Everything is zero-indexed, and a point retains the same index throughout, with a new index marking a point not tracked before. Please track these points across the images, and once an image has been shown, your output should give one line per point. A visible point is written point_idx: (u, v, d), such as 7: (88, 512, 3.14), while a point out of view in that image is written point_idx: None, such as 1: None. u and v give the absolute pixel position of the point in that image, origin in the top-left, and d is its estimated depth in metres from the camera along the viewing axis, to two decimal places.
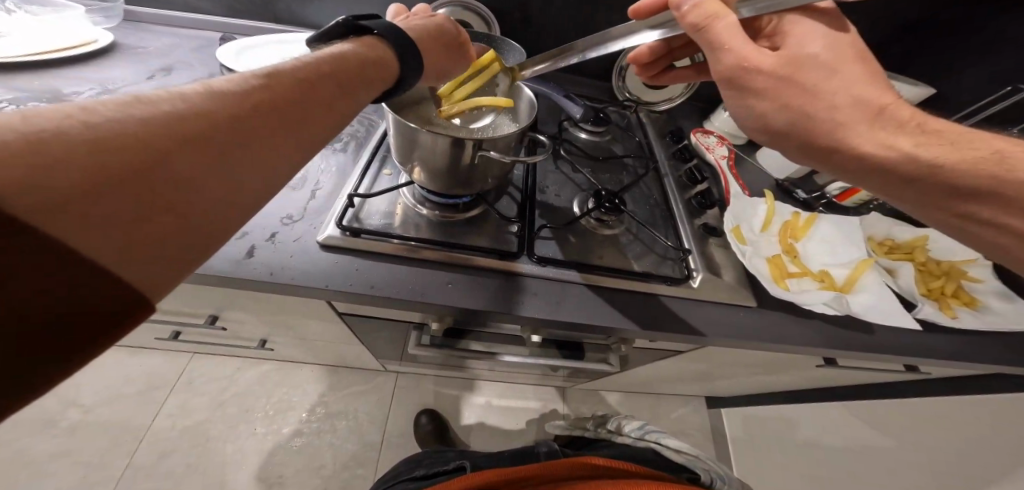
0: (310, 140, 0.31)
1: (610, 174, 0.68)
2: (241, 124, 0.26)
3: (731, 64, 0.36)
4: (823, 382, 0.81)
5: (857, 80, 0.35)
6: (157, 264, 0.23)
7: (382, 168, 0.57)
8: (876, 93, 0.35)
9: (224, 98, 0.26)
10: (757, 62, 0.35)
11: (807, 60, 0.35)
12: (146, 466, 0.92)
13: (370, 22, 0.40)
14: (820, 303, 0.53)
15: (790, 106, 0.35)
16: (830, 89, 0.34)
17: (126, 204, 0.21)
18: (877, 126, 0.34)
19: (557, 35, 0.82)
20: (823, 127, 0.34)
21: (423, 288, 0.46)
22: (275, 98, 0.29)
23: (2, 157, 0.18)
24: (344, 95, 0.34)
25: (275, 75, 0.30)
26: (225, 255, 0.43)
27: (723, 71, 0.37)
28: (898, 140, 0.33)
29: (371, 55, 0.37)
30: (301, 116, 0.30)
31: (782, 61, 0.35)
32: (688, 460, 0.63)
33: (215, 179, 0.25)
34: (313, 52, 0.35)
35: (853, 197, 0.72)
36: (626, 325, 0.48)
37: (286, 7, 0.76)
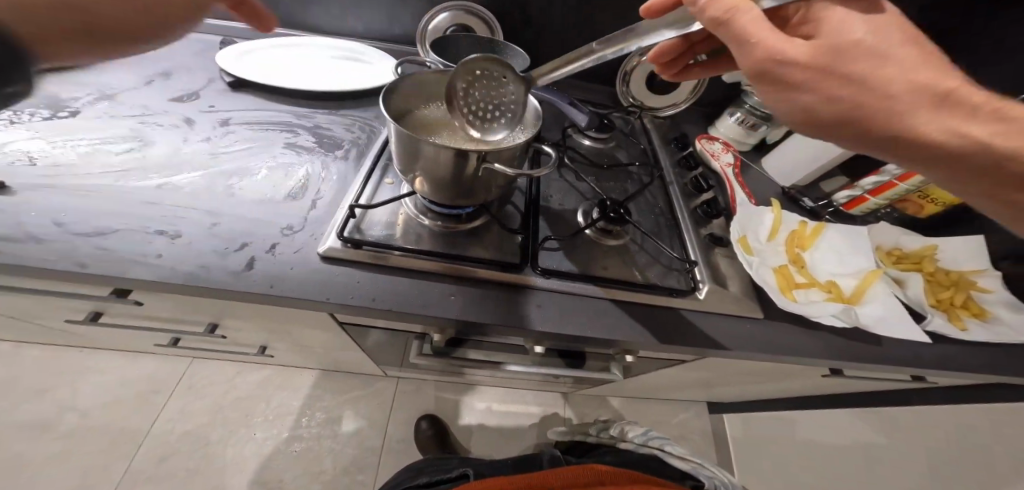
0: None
1: (615, 182, 0.67)
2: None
3: (762, 57, 0.33)
4: (827, 390, 0.80)
5: (907, 64, 0.32)
6: None
7: (384, 176, 0.56)
8: (933, 77, 0.32)
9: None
10: (795, 55, 0.33)
11: (852, 47, 0.33)
12: (145, 471, 0.92)
13: None
14: (829, 315, 0.52)
15: (839, 100, 0.33)
16: (886, 76, 0.32)
17: None
18: (932, 112, 0.32)
19: (561, 40, 0.81)
20: (875, 119, 0.32)
21: (425, 301, 0.45)
22: None
23: None
24: None
25: None
26: (224, 268, 0.42)
27: (752, 66, 0.34)
28: (951, 127, 0.32)
29: None
30: None
31: (818, 52, 0.33)
32: (693, 467, 0.62)
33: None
34: None
35: (861, 206, 0.72)
36: (631, 338, 0.47)
37: (288, 10, 0.76)
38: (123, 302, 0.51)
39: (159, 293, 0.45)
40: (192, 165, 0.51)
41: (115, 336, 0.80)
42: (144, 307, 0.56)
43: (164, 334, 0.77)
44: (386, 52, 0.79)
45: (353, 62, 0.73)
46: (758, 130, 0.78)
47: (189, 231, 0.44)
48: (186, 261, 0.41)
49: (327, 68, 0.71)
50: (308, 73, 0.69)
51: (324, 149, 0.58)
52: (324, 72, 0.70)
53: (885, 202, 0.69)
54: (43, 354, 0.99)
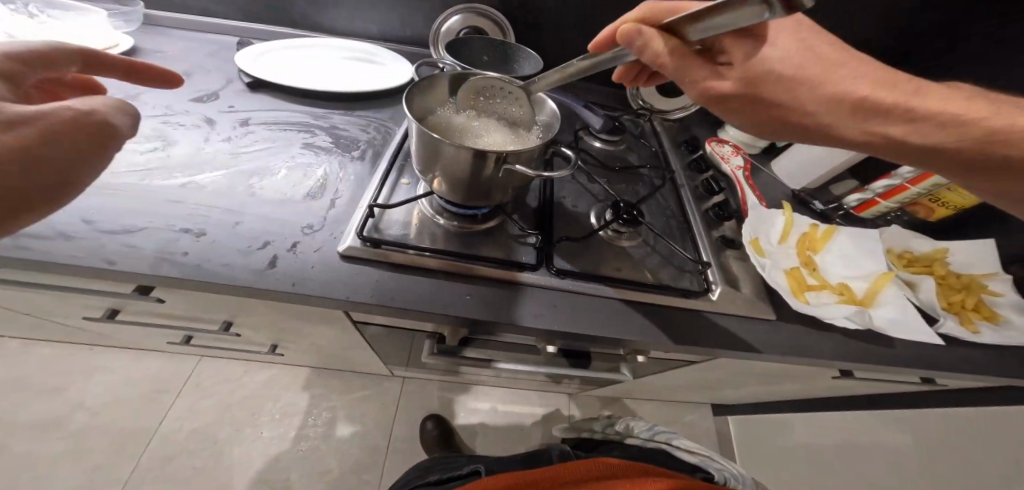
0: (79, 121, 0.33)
1: (626, 184, 0.67)
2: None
3: (697, 95, 0.38)
4: (835, 392, 0.80)
5: (824, 79, 0.36)
6: None
7: (400, 177, 0.57)
8: (853, 81, 0.36)
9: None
10: (731, 86, 0.37)
11: (771, 76, 0.36)
12: (154, 469, 0.92)
13: None
14: (842, 317, 0.53)
15: (781, 117, 0.37)
16: (806, 98, 0.36)
17: None
18: (853, 117, 0.36)
19: (572, 42, 0.82)
20: (804, 131, 0.37)
21: (442, 300, 0.45)
22: None
23: None
24: None
25: None
26: (247, 265, 0.42)
27: (692, 100, 0.38)
28: (876, 126, 0.36)
29: None
30: None
31: (741, 84, 0.37)
32: (702, 460, 0.63)
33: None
34: None
35: (871, 209, 0.72)
36: (646, 338, 0.48)
37: (303, 12, 0.77)
38: (144, 299, 0.52)
39: (182, 291, 0.46)
40: (214, 164, 0.51)
41: (126, 334, 0.81)
42: (162, 305, 0.57)
43: (176, 332, 0.77)
44: (399, 54, 0.80)
45: (367, 63, 0.74)
46: None
47: (213, 229, 0.44)
48: (210, 258, 0.42)
49: (342, 70, 0.71)
50: (324, 74, 0.69)
51: (341, 149, 0.58)
52: (339, 73, 0.70)
53: (896, 206, 0.69)
54: (52, 353, 1.00)
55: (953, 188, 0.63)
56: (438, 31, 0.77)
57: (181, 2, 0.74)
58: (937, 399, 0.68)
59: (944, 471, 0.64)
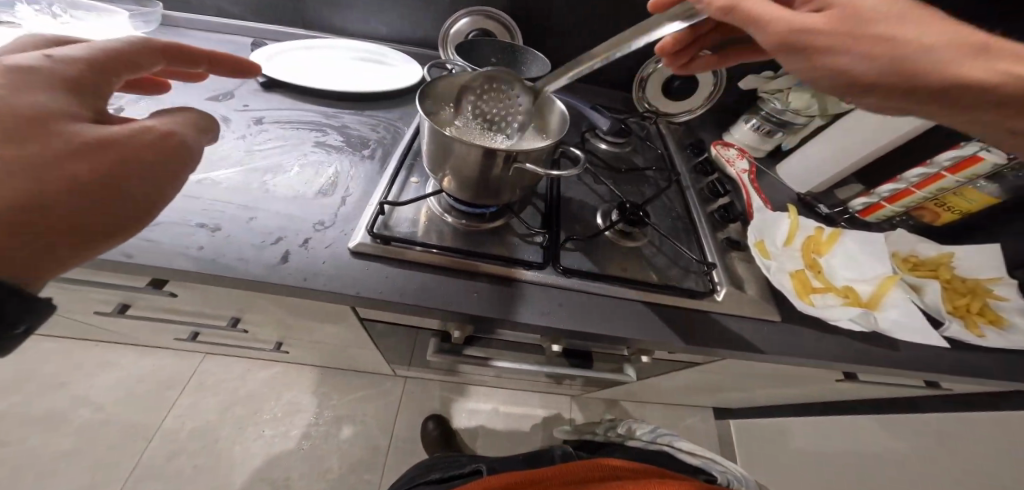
0: (155, 143, 0.32)
1: (632, 185, 0.68)
2: (28, 122, 0.29)
3: (786, 29, 0.33)
4: (837, 396, 0.80)
5: (934, 20, 0.32)
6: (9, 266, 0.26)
7: (410, 176, 0.57)
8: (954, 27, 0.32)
9: (23, 94, 0.30)
10: (815, 23, 0.33)
11: (872, 9, 0.32)
12: (156, 465, 0.93)
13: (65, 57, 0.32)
14: (847, 319, 0.53)
15: (886, 55, 0.31)
16: (919, 33, 0.31)
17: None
18: (978, 58, 0.31)
19: (580, 44, 0.83)
20: (923, 69, 0.31)
21: (450, 296, 0.46)
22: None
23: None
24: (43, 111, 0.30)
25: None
26: (260, 260, 0.43)
27: (780, 37, 0.34)
28: (1012, 68, 0.30)
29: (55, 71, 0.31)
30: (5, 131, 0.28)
31: (835, 18, 0.33)
32: (704, 462, 0.63)
33: (47, 171, 0.28)
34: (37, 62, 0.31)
35: (877, 213, 0.72)
36: (649, 337, 0.48)
37: (316, 12, 0.78)
38: (156, 294, 0.53)
39: (195, 285, 0.47)
40: (228, 161, 0.52)
41: (134, 330, 0.82)
42: (172, 300, 0.57)
43: (183, 329, 0.78)
44: (409, 55, 0.81)
45: (377, 64, 0.75)
46: (773, 137, 0.79)
47: (227, 224, 0.45)
48: (225, 253, 0.43)
49: (353, 70, 0.72)
50: (336, 74, 0.70)
51: (352, 148, 0.59)
52: (350, 73, 0.71)
53: (902, 210, 0.69)
54: (57, 348, 1.00)
55: (959, 192, 0.64)
56: (448, 33, 0.78)
57: (198, 3, 0.76)
58: (940, 403, 0.68)
59: (947, 475, 0.63)
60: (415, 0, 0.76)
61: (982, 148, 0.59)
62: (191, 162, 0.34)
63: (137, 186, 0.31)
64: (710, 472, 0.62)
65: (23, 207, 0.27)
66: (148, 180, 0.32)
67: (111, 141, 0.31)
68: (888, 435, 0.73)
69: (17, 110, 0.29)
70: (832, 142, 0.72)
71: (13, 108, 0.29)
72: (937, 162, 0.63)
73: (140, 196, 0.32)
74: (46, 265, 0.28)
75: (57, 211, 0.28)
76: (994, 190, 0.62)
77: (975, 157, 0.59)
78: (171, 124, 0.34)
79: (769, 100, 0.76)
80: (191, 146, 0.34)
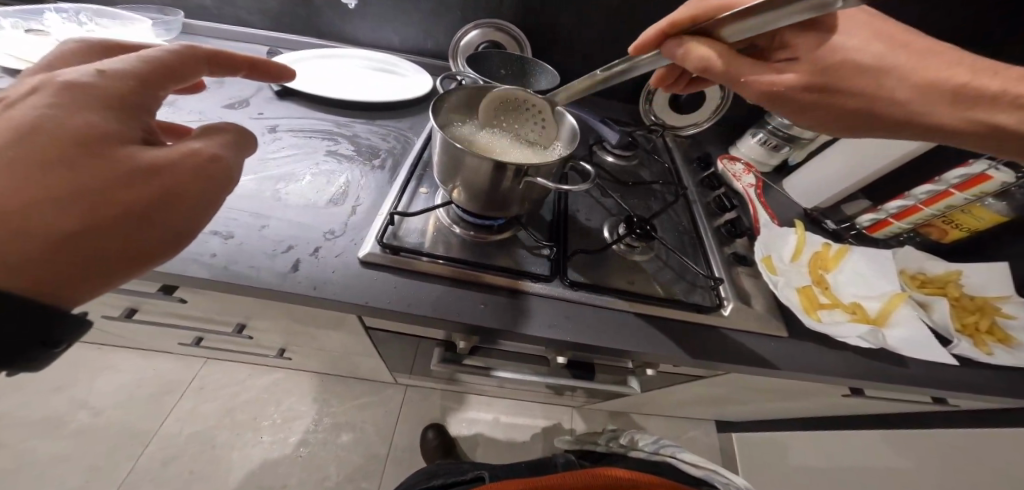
0: (199, 167, 0.32)
1: (639, 199, 0.68)
2: (78, 145, 0.29)
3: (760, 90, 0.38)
4: (842, 412, 0.79)
5: (904, 76, 0.37)
6: (61, 285, 0.28)
7: (419, 186, 0.58)
8: (921, 76, 0.37)
9: (73, 112, 0.29)
10: (794, 80, 0.38)
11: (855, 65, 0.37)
12: (151, 471, 0.91)
13: (115, 67, 0.31)
14: (854, 336, 0.53)
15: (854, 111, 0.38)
16: (886, 90, 0.37)
17: (26, 272, 0.27)
18: (942, 103, 0.37)
19: (589, 57, 0.84)
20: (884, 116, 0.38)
21: (457, 306, 0.46)
22: (47, 148, 0.28)
23: (16, 265, 0.26)
24: (96, 130, 0.30)
25: (38, 125, 0.29)
26: (272, 268, 0.44)
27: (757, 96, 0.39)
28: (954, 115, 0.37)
29: (105, 88, 0.31)
30: (58, 151, 0.28)
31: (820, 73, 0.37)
32: (706, 473, 0.61)
33: (93, 200, 0.28)
34: (88, 76, 0.31)
35: (885, 230, 0.72)
36: (656, 351, 0.48)
37: (329, 21, 0.79)
38: (167, 299, 0.54)
39: (203, 291, 0.47)
40: (244, 169, 0.53)
41: (138, 334, 0.82)
42: (179, 305, 0.58)
43: (187, 334, 0.78)
44: (419, 65, 0.82)
45: (389, 74, 0.76)
46: (780, 152, 0.80)
47: (241, 232, 0.46)
48: (238, 260, 0.43)
49: (364, 79, 0.73)
50: (347, 83, 0.71)
51: (362, 158, 0.59)
52: (361, 83, 0.72)
53: (909, 227, 0.69)
54: None
55: (967, 211, 0.64)
56: (458, 45, 0.79)
57: (217, 12, 0.77)
58: (944, 421, 0.68)
59: None
60: (427, 11, 0.77)
61: (990, 167, 0.59)
62: (233, 184, 0.34)
63: (175, 212, 0.31)
64: (714, 484, 0.60)
65: (65, 236, 0.28)
66: (186, 207, 0.31)
67: (154, 166, 0.30)
68: (893, 454, 0.72)
69: (67, 130, 0.29)
70: (838, 158, 0.73)
71: (65, 129, 0.29)
72: (945, 178, 0.63)
73: (184, 219, 0.32)
74: (82, 287, 0.29)
75: (100, 238, 0.29)
76: (1003, 209, 0.61)
77: (982, 176, 0.59)
78: (216, 145, 0.33)
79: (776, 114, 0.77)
80: (231, 168, 0.34)
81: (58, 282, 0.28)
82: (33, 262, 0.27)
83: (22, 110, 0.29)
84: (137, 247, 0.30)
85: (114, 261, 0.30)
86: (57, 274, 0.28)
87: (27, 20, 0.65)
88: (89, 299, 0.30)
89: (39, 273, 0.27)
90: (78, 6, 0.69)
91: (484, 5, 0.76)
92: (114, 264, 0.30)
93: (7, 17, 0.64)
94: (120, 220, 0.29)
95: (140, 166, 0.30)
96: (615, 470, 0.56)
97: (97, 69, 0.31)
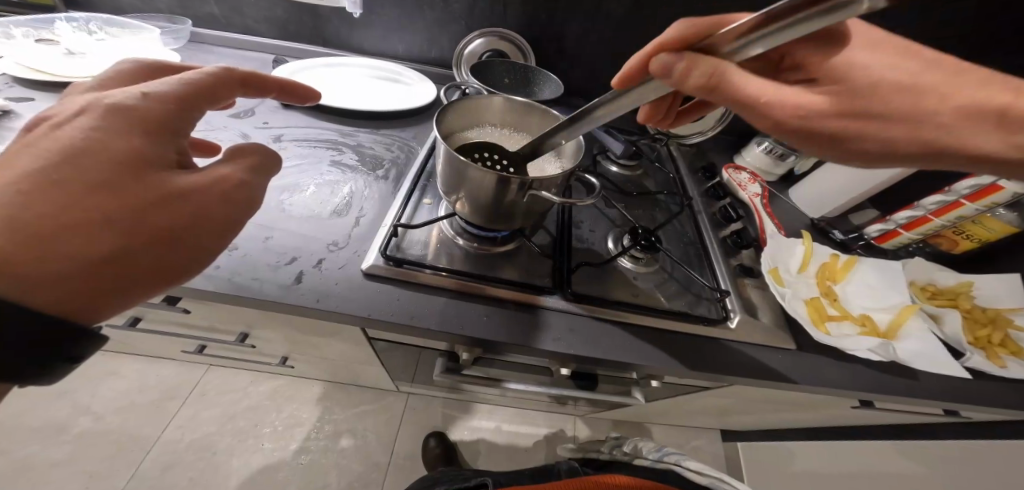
0: (226, 192, 0.32)
1: (644, 210, 0.68)
2: (118, 169, 0.29)
3: (788, 109, 0.35)
4: (853, 423, 0.78)
5: (940, 96, 0.36)
6: (85, 303, 0.29)
7: (422, 197, 0.58)
8: (957, 98, 0.36)
9: (115, 135, 0.30)
10: (821, 105, 0.36)
11: (878, 88, 0.36)
12: (150, 478, 0.91)
13: (155, 90, 0.32)
14: (865, 349, 0.52)
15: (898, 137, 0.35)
16: (921, 109, 0.35)
17: (50, 290, 0.27)
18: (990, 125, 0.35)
19: (592, 65, 0.83)
20: (928, 139, 0.35)
21: (459, 319, 0.45)
22: (85, 171, 0.29)
23: (44, 284, 0.27)
24: (132, 152, 0.30)
25: (81, 147, 0.29)
26: (274, 280, 0.43)
27: (783, 118, 0.35)
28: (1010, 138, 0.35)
29: (143, 111, 0.31)
30: (96, 174, 0.29)
31: (838, 98, 0.36)
32: (710, 481, 0.58)
33: (124, 223, 0.29)
34: (130, 99, 0.31)
35: (893, 240, 0.71)
36: (658, 365, 0.47)
37: (334, 29, 0.79)
38: (169, 308, 0.54)
39: (206, 302, 0.47)
40: None
41: (143, 342, 0.82)
42: (180, 314, 0.57)
43: (189, 342, 0.78)
44: (424, 74, 0.83)
45: (393, 83, 0.76)
46: (785, 161, 0.80)
47: (244, 243, 0.46)
48: (241, 272, 0.43)
49: (369, 88, 0.74)
50: (352, 92, 0.71)
51: (366, 168, 0.59)
52: (365, 92, 0.72)
53: (919, 237, 0.68)
54: None
55: (978, 221, 0.63)
56: (462, 53, 0.79)
57: (225, 21, 0.78)
58: (956, 432, 0.66)
59: None
60: (430, 19, 0.78)
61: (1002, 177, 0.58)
62: (257, 208, 0.34)
63: (195, 238, 0.31)
64: None
65: (87, 259, 0.28)
66: (207, 232, 0.31)
67: (183, 190, 0.30)
68: (904, 467, 0.71)
69: (105, 154, 0.29)
70: (842, 170, 0.73)
71: (107, 152, 0.29)
72: (956, 189, 0.62)
73: (206, 241, 0.32)
74: (104, 305, 0.29)
75: (121, 260, 0.29)
76: (1013, 219, 0.60)
77: (993, 186, 0.58)
78: (238, 168, 0.34)
79: None
80: (257, 192, 0.34)
81: (74, 306, 0.28)
82: (61, 281, 0.27)
83: (70, 132, 0.30)
84: (157, 271, 0.30)
85: (137, 281, 0.30)
86: (81, 292, 0.28)
87: (39, 30, 0.66)
88: (110, 316, 0.30)
89: (64, 292, 0.27)
90: (89, 15, 0.70)
91: (487, 13, 0.76)
92: (135, 285, 0.30)
93: (19, 27, 0.65)
94: (145, 243, 0.29)
95: (169, 189, 0.30)
96: (620, 477, 0.56)
97: (136, 90, 0.31)
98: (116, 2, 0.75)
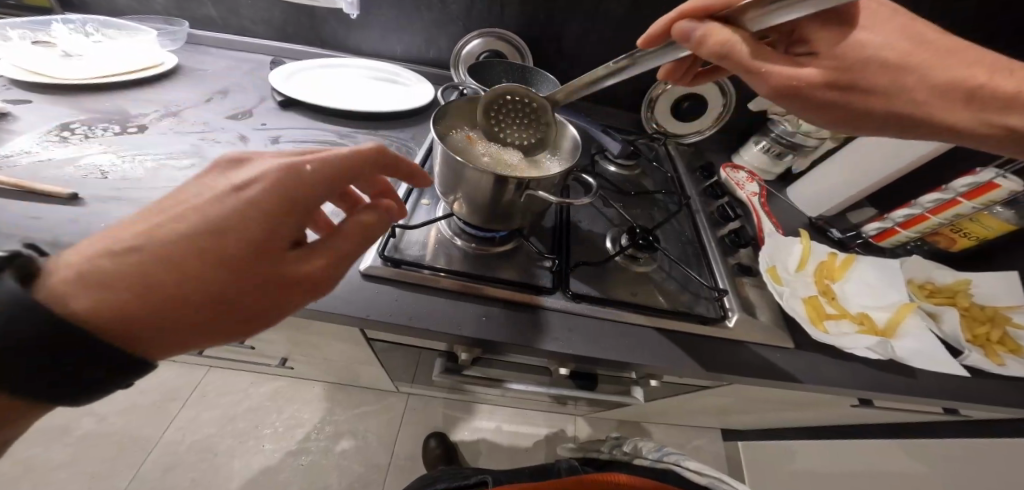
0: (312, 284, 0.34)
1: (642, 209, 0.68)
2: (244, 245, 0.31)
3: (782, 80, 0.38)
4: (852, 422, 0.78)
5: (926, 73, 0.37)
6: (161, 348, 0.31)
7: (421, 197, 0.58)
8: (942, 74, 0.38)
9: (258, 212, 0.32)
10: (812, 76, 0.38)
11: (870, 62, 0.37)
12: (151, 479, 0.91)
13: (311, 172, 0.33)
14: (862, 347, 0.52)
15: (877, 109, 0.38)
16: (904, 86, 0.38)
17: (139, 337, 0.29)
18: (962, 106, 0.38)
19: (590, 65, 0.83)
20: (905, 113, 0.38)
21: (458, 320, 0.46)
22: (215, 240, 0.31)
23: (132, 330, 0.29)
24: (261, 230, 0.32)
25: (226, 215, 0.31)
26: None
27: (778, 87, 0.38)
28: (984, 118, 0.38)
29: (290, 192, 0.32)
30: (222, 244, 0.31)
31: (832, 70, 0.38)
32: (709, 481, 0.58)
33: (221, 296, 0.30)
34: (286, 177, 0.33)
35: (891, 238, 0.71)
36: (656, 364, 0.47)
37: (331, 30, 0.79)
38: None
39: None
40: None
41: None
42: None
43: None
44: (421, 75, 0.83)
45: (391, 84, 0.76)
46: (783, 160, 0.80)
47: None
48: None
49: (366, 88, 0.74)
50: (350, 93, 0.71)
51: None
52: (363, 93, 0.72)
53: (917, 236, 0.68)
54: None
55: (975, 219, 0.63)
56: (460, 53, 0.79)
57: (222, 22, 0.78)
58: (955, 431, 0.66)
59: None
60: (427, 20, 0.78)
61: (998, 175, 0.58)
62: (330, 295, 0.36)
63: (269, 313, 0.33)
64: None
65: (182, 318, 0.30)
66: (280, 311, 0.33)
67: (283, 277, 0.32)
68: (904, 465, 0.71)
69: (240, 230, 0.31)
70: (839, 168, 0.73)
71: (245, 223, 0.31)
72: (953, 187, 0.62)
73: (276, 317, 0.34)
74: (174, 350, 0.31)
75: (206, 324, 0.31)
76: (1011, 217, 0.61)
77: (990, 184, 0.58)
78: (333, 261, 0.35)
79: (779, 122, 0.76)
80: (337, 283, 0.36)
81: (151, 351, 0.30)
82: (145, 329, 0.29)
83: (229, 198, 0.32)
84: (225, 333, 0.32)
85: (205, 340, 0.32)
86: (161, 341, 0.30)
87: (36, 32, 0.66)
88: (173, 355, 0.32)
89: (143, 337, 0.30)
90: (85, 17, 0.70)
91: (484, 14, 0.76)
92: (202, 342, 0.32)
93: (16, 28, 0.65)
94: (229, 312, 0.31)
95: (272, 274, 0.32)
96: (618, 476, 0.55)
97: (293, 168, 0.33)
98: (113, 3, 0.76)
